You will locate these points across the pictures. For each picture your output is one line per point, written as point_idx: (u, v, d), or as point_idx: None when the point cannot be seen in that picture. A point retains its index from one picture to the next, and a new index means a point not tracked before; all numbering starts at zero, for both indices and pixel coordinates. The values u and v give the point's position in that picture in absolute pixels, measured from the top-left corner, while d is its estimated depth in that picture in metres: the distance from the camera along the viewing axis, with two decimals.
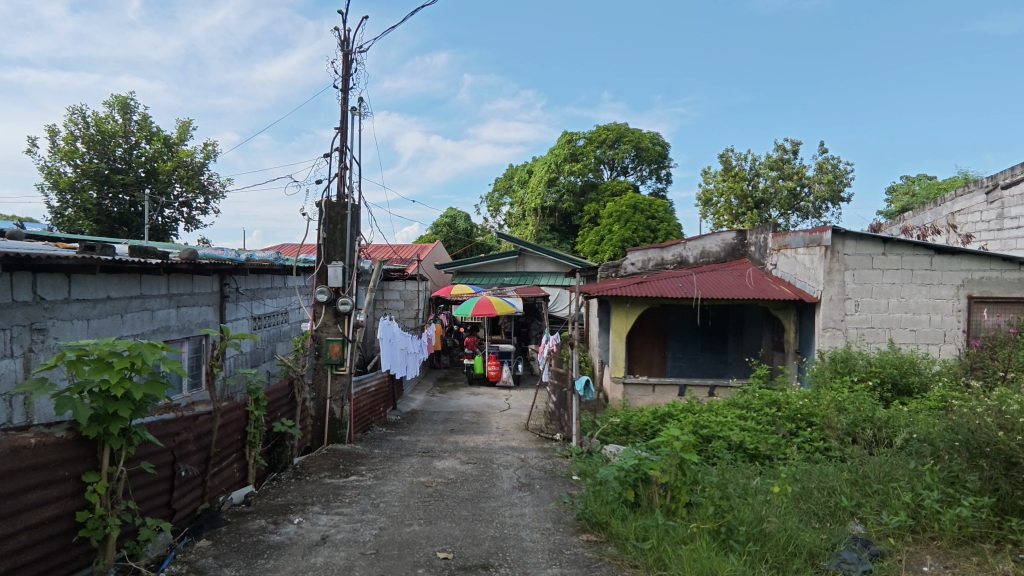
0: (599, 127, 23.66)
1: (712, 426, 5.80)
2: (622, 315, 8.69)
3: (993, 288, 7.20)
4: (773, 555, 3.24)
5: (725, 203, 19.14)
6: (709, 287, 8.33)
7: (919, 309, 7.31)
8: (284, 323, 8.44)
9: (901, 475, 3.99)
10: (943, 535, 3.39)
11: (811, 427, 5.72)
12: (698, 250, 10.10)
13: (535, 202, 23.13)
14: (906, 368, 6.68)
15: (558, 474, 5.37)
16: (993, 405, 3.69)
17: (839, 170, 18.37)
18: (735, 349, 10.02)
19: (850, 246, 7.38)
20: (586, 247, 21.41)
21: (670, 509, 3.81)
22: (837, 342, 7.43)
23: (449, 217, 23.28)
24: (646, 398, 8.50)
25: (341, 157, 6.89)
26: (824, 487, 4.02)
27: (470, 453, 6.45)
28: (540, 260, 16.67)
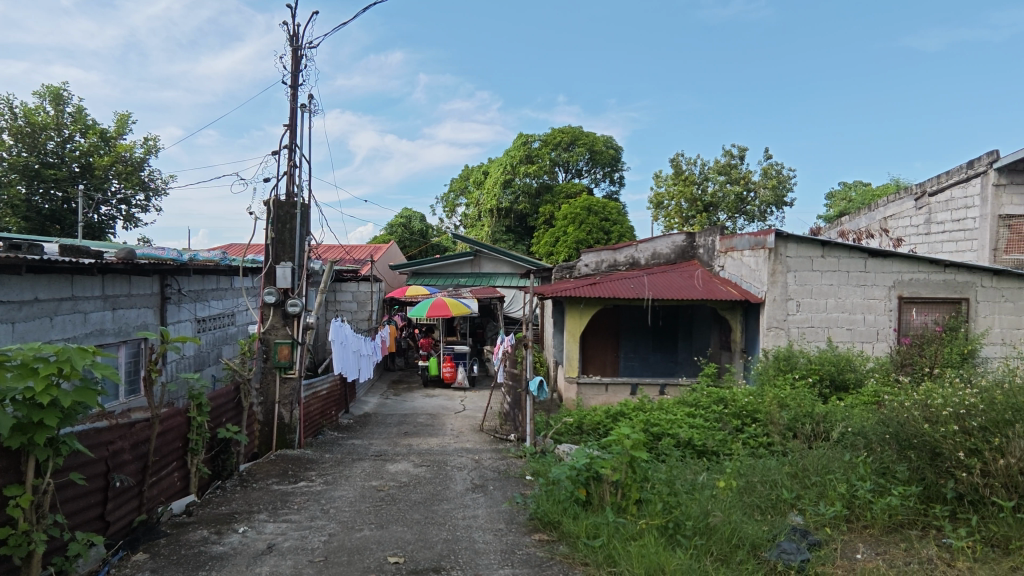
0: (554, 130, 23.88)
1: (662, 423, 5.95)
2: (576, 316, 8.79)
3: (921, 289, 7.62)
4: (718, 548, 3.34)
5: (676, 206, 19.65)
6: (660, 288, 8.52)
7: (854, 309, 7.69)
8: (230, 326, 8.15)
9: (837, 467, 4.18)
10: (875, 523, 3.55)
11: (755, 423, 5.92)
12: (649, 251, 10.32)
13: (491, 204, 23.13)
14: (843, 365, 7.03)
15: (511, 475, 5.38)
16: (919, 399, 3.91)
17: (782, 176, 19.13)
18: (684, 348, 10.29)
19: (791, 249, 7.69)
20: (541, 248, 21.57)
21: (620, 506, 3.88)
22: (780, 341, 7.73)
23: (404, 218, 23.01)
24: (599, 397, 8.62)
25: (290, 155, 6.71)
26: (766, 481, 4.17)
27: (424, 455, 6.39)
28: (495, 261, 16.68)
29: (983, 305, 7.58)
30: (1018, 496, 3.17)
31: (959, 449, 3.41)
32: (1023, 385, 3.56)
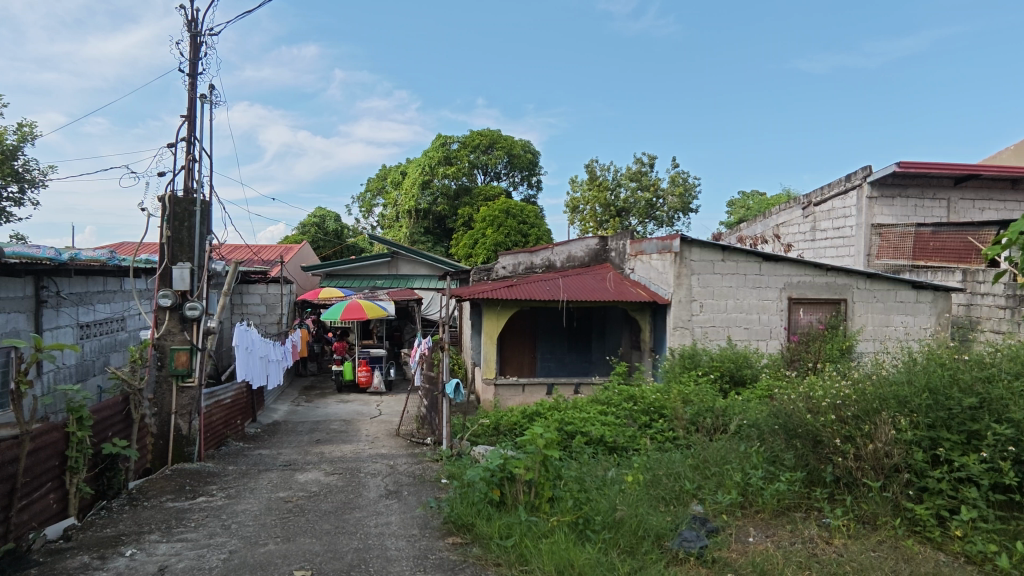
0: (472, 132, 23.91)
1: (576, 422, 6.12)
2: (493, 317, 8.84)
3: (808, 290, 8.31)
4: (625, 540, 3.47)
5: (591, 211, 20.26)
6: (574, 290, 8.74)
7: (750, 309, 8.26)
8: (119, 332, 7.49)
9: (734, 457, 4.47)
10: (765, 507, 3.83)
11: (662, 418, 6.21)
12: (565, 255, 10.59)
13: (409, 204, 22.76)
14: (741, 362, 7.53)
15: (427, 479, 5.32)
16: (803, 391, 4.23)
17: (688, 184, 20.24)
18: (598, 348, 10.64)
19: (695, 253, 8.14)
20: (460, 250, 21.49)
21: (534, 505, 3.95)
22: (685, 340, 8.18)
23: (318, 217, 22.14)
24: (516, 398, 8.72)
25: (188, 149, 6.27)
26: (671, 474, 4.40)
27: (336, 463, 6.18)
28: (413, 263, 16.45)
29: (858, 305, 8.36)
30: (885, 477, 3.51)
31: (837, 436, 3.73)
32: (888, 376, 3.94)
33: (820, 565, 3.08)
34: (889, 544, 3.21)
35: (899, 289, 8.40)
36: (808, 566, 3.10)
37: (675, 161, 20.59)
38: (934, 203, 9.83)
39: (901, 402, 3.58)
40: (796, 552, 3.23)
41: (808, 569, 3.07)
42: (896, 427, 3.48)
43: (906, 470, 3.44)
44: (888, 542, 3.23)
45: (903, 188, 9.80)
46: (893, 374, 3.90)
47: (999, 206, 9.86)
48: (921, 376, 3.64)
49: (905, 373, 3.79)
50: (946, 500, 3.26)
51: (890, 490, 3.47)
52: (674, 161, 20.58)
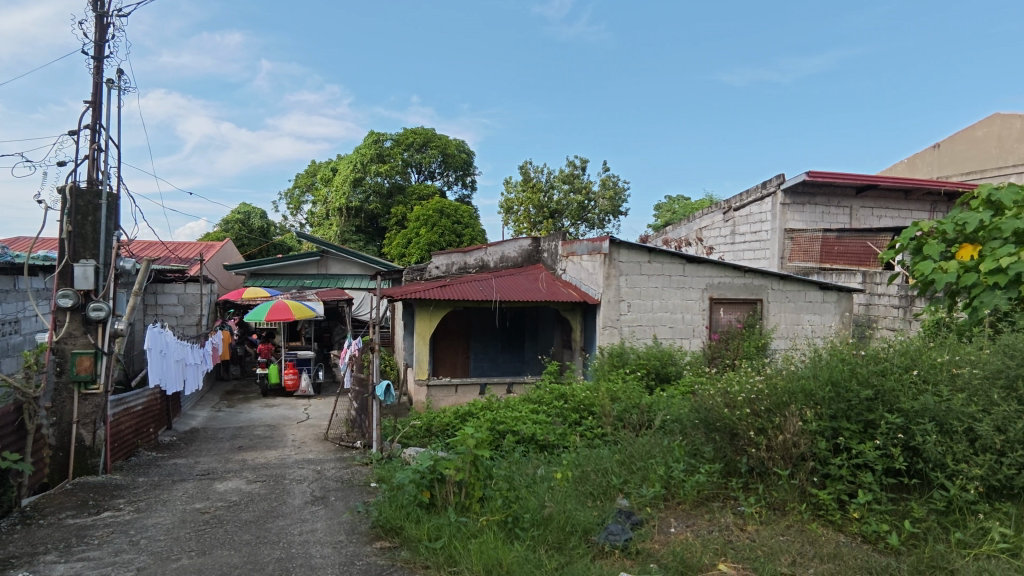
0: (406, 130, 23.59)
1: (507, 421, 6.16)
2: (426, 318, 8.75)
3: (727, 291, 8.74)
4: (553, 536, 3.53)
5: (524, 211, 20.46)
6: (507, 290, 8.79)
7: (674, 309, 8.60)
8: (11, 335, 6.84)
9: (658, 452, 4.64)
10: (686, 499, 4.01)
11: (591, 416, 6.36)
12: (498, 255, 10.65)
13: (339, 202, 22.13)
14: (666, 359, 7.82)
15: (355, 483, 5.18)
16: (721, 386, 4.43)
17: (618, 187, 20.83)
18: (531, 348, 10.75)
19: (623, 255, 8.38)
20: (393, 249, 21.09)
21: (464, 505, 3.93)
22: (613, 339, 8.42)
23: (242, 213, 21.11)
24: (448, 399, 8.67)
25: (93, 137, 5.82)
26: (598, 470, 4.53)
27: (259, 470, 5.91)
28: (343, 262, 16.02)
29: (773, 305, 8.88)
30: (793, 465, 3.74)
31: (751, 429, 3.94)
32: (796, 370, 4.18)
33: (735, 551, 3.25)
34: (797, 528, 3.44)
35: (808, 290, 8.99)
36: (723, 552, 3.27)
37: (606, 165, 21.14)
38: (838, 210, 10.64)
39: (807, 394, 3.80)
40: (713, 539, 3.40)
41: (724, 555, 3.24)
42: (803, 418, 3.71)
43: (812, 458, 3.67)
44: (795, 527, 3.46)
45: (812, 196, 10.54)
46: (800, 369, 4.14)
47: (894, 213, 10.77)
48: (824, 370, 3.87)
49: (811, 367, 4.03)
50: (845, 485, 3.51)
51: (797, 478, 3.70)
52: (605, 164, 21.12)
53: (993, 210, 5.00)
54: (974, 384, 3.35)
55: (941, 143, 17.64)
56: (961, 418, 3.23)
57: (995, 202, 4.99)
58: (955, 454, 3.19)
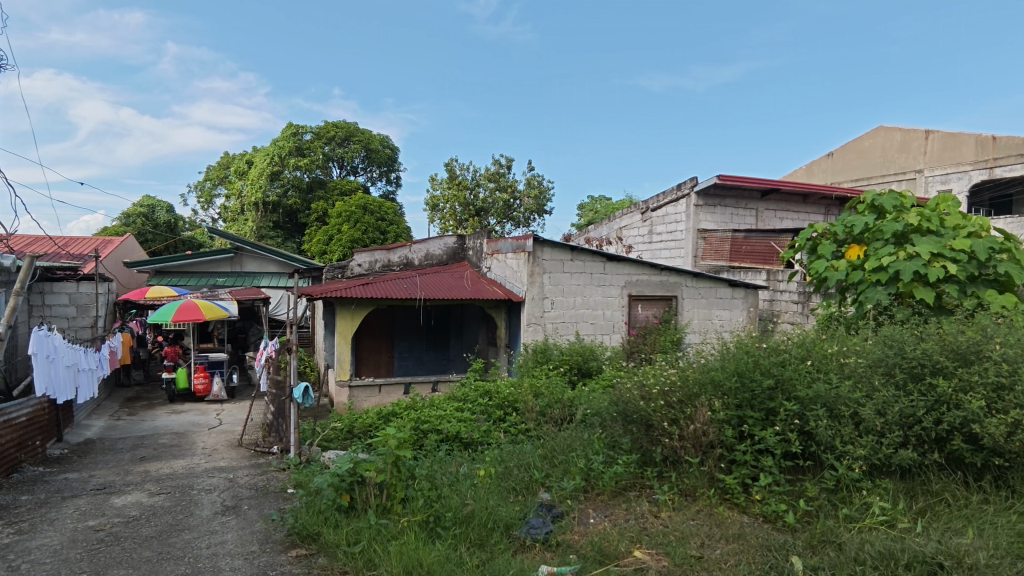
0: (327, 123, 23.12)
1: (431, 420, 6.12)
2: (347, 317, 8.51)
3: (645, 288, 9.09)
4: (475, 533, 3.54)
5: (450, 209, 20.31)
6: (431, 288, 8.70)
7: (596, 306, 8.84)
8: None
9: (578, 445, 4.78)
10: (604, 489, 4.13)
11: (515, 412, 6.43)
12: (422, 253, 10.52)
13: (255, 196, 21.05)
14: (588, 355, 8.02)
15: (270, 491, 4.96)
16: (638, 379, 4.62)
17: (543, 187, 21.17)
18: (456, 346, 10.72)
19: (547, 252, 8.51)
20: (313, 246, 20.29)
21: (385, 507, 3.84)
22: (537, 335, 8.54)
23: (145, 207, 19.65)
24: (371, 399, 8.47)
25: None
26: (521, 466, 4.60)
27: (163, 481, 5.52)
28: (259, 259, 15.26)
29: (687, 301, 9.32)
30: (702, 453, 3.95)
31: (665, 420, 4.12)
32: (706, 362, 4.42)
33: (649, 538, 3.39)
34: (705, 512, 3.63)
35: (719, 287, 9.50)
36: (638, 539, 3.39)
37: (531, 164, 21.43)
38: (745, 212, 11.34)
39: (716, 385, 4.02)
40: (629, 528, 3.53)
41: (639, 542, 3.37)
42: (711, 408, 3.93)
43: (719, 445, 3.89)
44: (704, 511, 3.65)
45: (722, 199, 11.16)
46: (710, 361, 4.38)
47: (794, 216, 11.58)
48: (731, 362, 4.10)
49: (720, 360, 4.26)
50: (748, 469, 3.73)
51: (706, 464, 3.91)
52: (530, 164, 21.41)
53: (877, 214, 5.49)
54: (859, 371, 3.65)
55: (835, 152, 19.20)
56: (849, 403, 3.49)
57: (878, 206, 5.48)
58: (843, 437, 3.44)
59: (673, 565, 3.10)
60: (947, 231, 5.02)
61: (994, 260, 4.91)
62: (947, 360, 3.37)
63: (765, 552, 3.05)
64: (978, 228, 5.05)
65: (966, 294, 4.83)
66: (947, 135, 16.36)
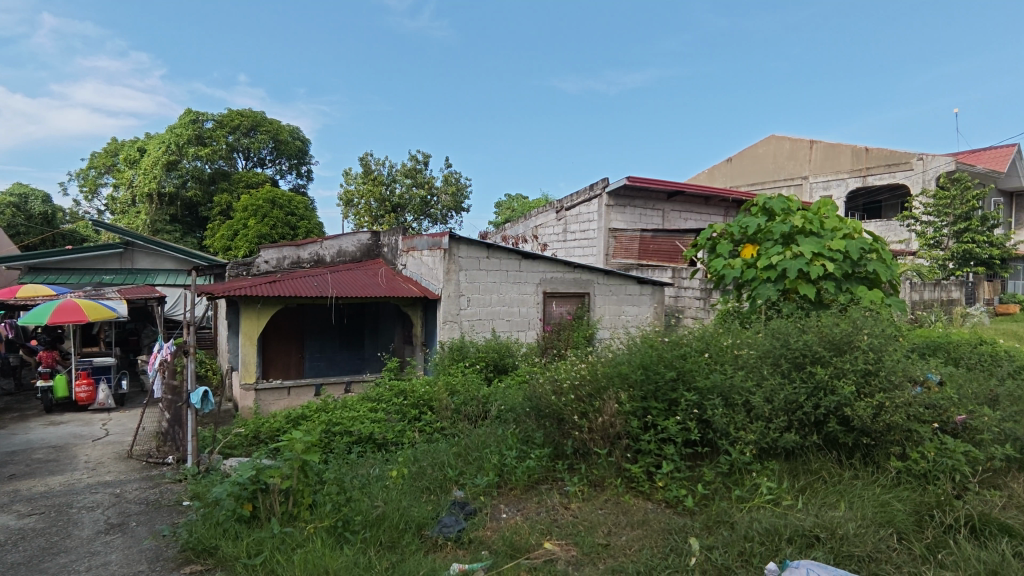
0: (230, 111, 21.81)
1: (344, 421, 5.95)
2: (252, 316, 8.07)
3: (559, 285, 9.30)
4: (386, 536, 3.47)
5: (365, 205, 19.74)
6: (343, 286, 8.42)
7: (511, 303, 8.94)
8: None
9: (492, 441, 4.82)
10: (517, 484, 4.18)
11: (430, 410, 6.37)
12: (334, 249, 10.19)
13: (148, 187, 19.41)
14: (504, 352, 8.08)
15: (163, 504, 4.60)
16: (550, 374, 4.73)
17: (460, 184, 21.14)
18: (370, 345, 10.50)
19: (463, 250, 8.48)
20: (216, 242, 19.00)
21: (291, 515, 3.66)
22: (454, 333, 8.50)
23: (16, 196, 17.59)
24: (280, 402, 8.08)
25: None
26: (434, 465, 4.57)
27: (36, 501, 4.98)
28: (153, 256, 14.12)
29: (598, 297, 9.64)
30: (610, 444, 4.08)
31: (575, 413, 4.26)
32: (614, 356, 4.60)
33: (559, 529, 3.47)
34: (612, 501, 3.75)
35: (628, 284, 9.89)
36: (549, 531, 3.47)
37: (448, 161, 21.32)
38: (652, 212, 11.88)
39: (623, 377, 4.20)
40: (540, 521, 3.59)
41: (549, 534, 3.44)
42: (618, 401, 4.08)
43: (626, 436, 4.04)
44: (612, 499, 3.77)
45: (631, 199, 11.63)
46: (618, 356, 4.56)
47: (697, 217, 12.26)
48: (637, 356, 4.30)
49: (627, 354, 4.45)
50: (652, 458, 3.90)
51: (614, 455, 4.04)
52: (447, 160, 21.29)
53: (768, 216, 5.92)
54: (750, 362, 3.92)
55: (732, 158, 20.65)
56: (740, 391, 3.75)
57: (769, 209, 5.92)
58: (736, 423, 3.69)
59: (581, 555, 3.19)
60: (827, 232, 5.49)
61: (865, 259, 5.43)
62: (824, 349, 3.69)
63: (666, 536, 3.21)
64: (852, 230, 5.55)
65: (841, 290, 5.31)
66: (829, 145, 17.89)
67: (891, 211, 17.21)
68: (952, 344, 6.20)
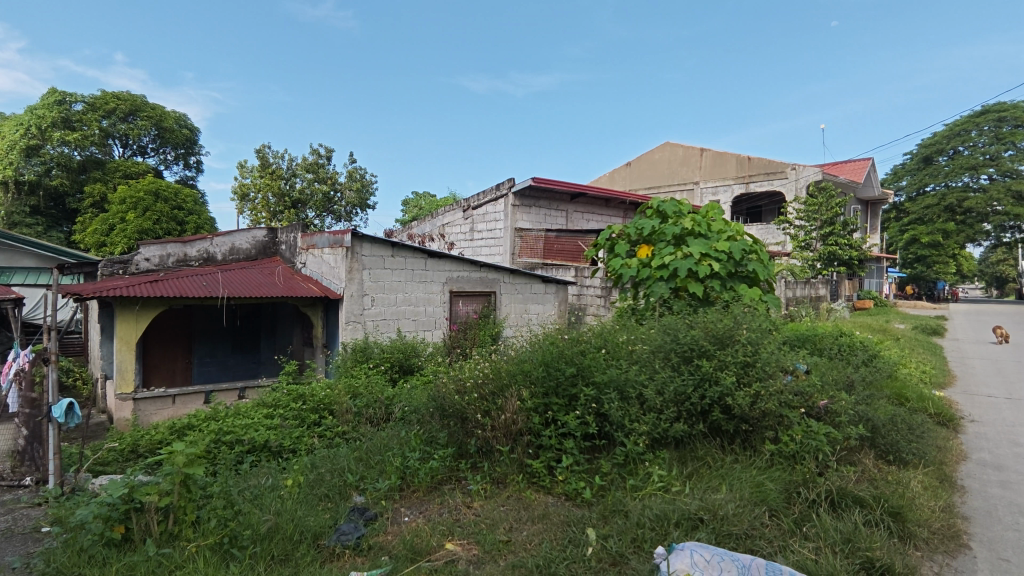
0: (103, 93, 19.86)
1: (236, 430, 5.59)
2: (129, 319, 7.37)
3: (465, 284, 9.29)
4: (279, 548, 3.29)
5: (262, 199, 18.62)
6: (236, 286, 7.89)
7: (417, 302, 8.80)
8: None
9: (395, 444, 4.73)
10: (420, 486, 4.12)
11: (330, 415, 6.13)
12: (226, 246, 9.55)
13: (2, 174, 17.19)
14: (409, 352, 7.95)
15: (16, 533, 4.08)
16: (454, 374, 4.72)
17: (365, 180, 20.60)
18: (267, 347, 9.95)
19: (366, 248, 8.23)
20: (87, 238, 17.02)
21: (171, 534, 3.37)
22: (357, 334, 8.23)
23: None
24: (163, 412, 7.43)
25: None
26: (333, 471, 4.42)
27: None
28: (8, 253, 12.52)
29: (504, 296, 9.74)
30: (512, 441, 4.14)
31: (478, 412, 4.27)
32: (518, 354, 4.66)
33: (460, 529, 3.46)
34: (514, 497, 3.79)
35: (533, 283, 10.07)
36: (450, 532, 3.45)
37: (352, 156, 20.72)
38: (556, 213, 12.19)
39: (525, 375, 4.28)
40: (442, 521, 3.57)
41: (450, 535, 3.42)
42: (520, 398, 4.15)
43: (528, 432, 4.11)
44: (513, 496, 3.82)
45: (536, 200, 11.85)
46: (520, 354, 4.65)
47: (598, 218, 12.74)
48: (540, 354, 4.42)
49: (530, 352, 4.53)
50: (553, 452, 4.00)
51: (516, 452, 4.10)
52: (351, 155, 20.68)
53: (661, 218, 6.25)
54: (643, 357, 4.13)
55: (630, 162, 21.74)
56: (635, 385, 3.94)
57: (662, 211, 6.25)
58: (630, 415, 3.86)
59: (482, 553, 3.20)
60: (713, 234, 5.89)
61: (746, 259, 5.88)
62: (709, 343, 3.96)
63: (565, 528, 3.30)
64: (735, 232, 5.98)
65: (726, 287, 5.71)
66: (716, 153, 19.25)
67: (770, 215, 18.88)
68: (818, 336, 6.88)
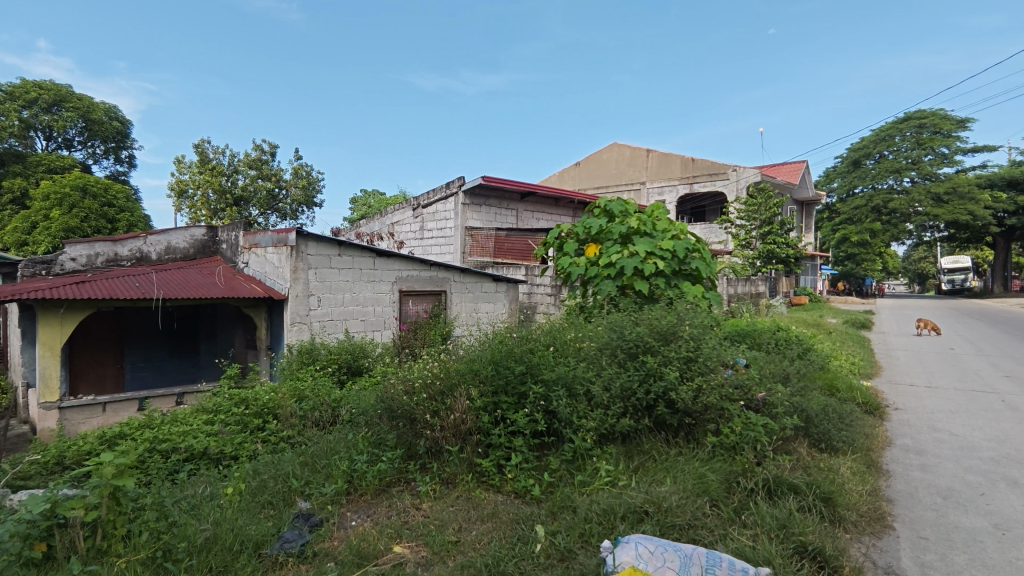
0: (23, 82, 18.64)
1: (173, 437, 5.33)
2: (53, 322, 6.91)
3: (415, 283, 9.19)
4: (218, 559, 3.15)
5: (201, 196, 17.82)
6: (172, 287, 7.52)
7: (365, 302, 8.64)
8: None
9: (342, 447, 4.63)
10: (366, 489, 4.04)
11: (275, 419, 5.92)
12: (162, 245, 9.11)
13: None
14: (358, 352, 7.78)
15: None
16: (403, 374, 4.65)
17: (311, 177, 20.08)
18: (207, 351, 9.50)
19: (311, 247, 8.01)
20: (7, 236, 15.87)
21: (99, 550, 3.18)
22: (303, 335, 8.01)
23: None
24: (92, 421, 7.01)
25: None
26: (277, 477, 4.28)
27: None
28: None
29: (455, 295, 9.69)
30: (462, 440, 4.12)
31: (427, 412, 4.22)
32: (468, 353, 4.64)
33: (408, 531, 3.42)
34: (464, 497, 3.77)
35: (484, 282, 10.06)
36: (398, 535, 3.39)
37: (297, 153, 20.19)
38: (506, 212, 12.22)
39: (474, 374, 4.27)
40: (390, 524, 3.51)
41: (399, 537, 3.37)
42: (469, 397, 4.15)
43: (477, 431, 4.11)
44: (463, 496, 3.79)
45: (486, 199, 11.84)
46: (470, 353, 4.63)
47: (547, 217, 12.86)
48: (489, 353, 4.42)
49: (478, 352, 4.52)
50: (502, 451, 3.99)
51: (465, 451, 4.08)
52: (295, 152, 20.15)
53: (608, 217, 6.36)
54: (591, 354, 4.20)
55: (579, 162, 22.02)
56: (582, 382, 4.00)
57: (609, 211, 6.37)
58: (578, 412, 3.91)
59: (430, 554, 3.17)
60: (658, 233, 6.04)
61: (690, 258, 6.03)
62: (653, 340, 4.06)
63: (514, 526, 3.31)
64: (679, 231, 6.14)
65: (671, 285, 5.84)
66: (662, 154, 19.77)
67: (713, 215, 19.51)
68: (757, 331, 7.15)
